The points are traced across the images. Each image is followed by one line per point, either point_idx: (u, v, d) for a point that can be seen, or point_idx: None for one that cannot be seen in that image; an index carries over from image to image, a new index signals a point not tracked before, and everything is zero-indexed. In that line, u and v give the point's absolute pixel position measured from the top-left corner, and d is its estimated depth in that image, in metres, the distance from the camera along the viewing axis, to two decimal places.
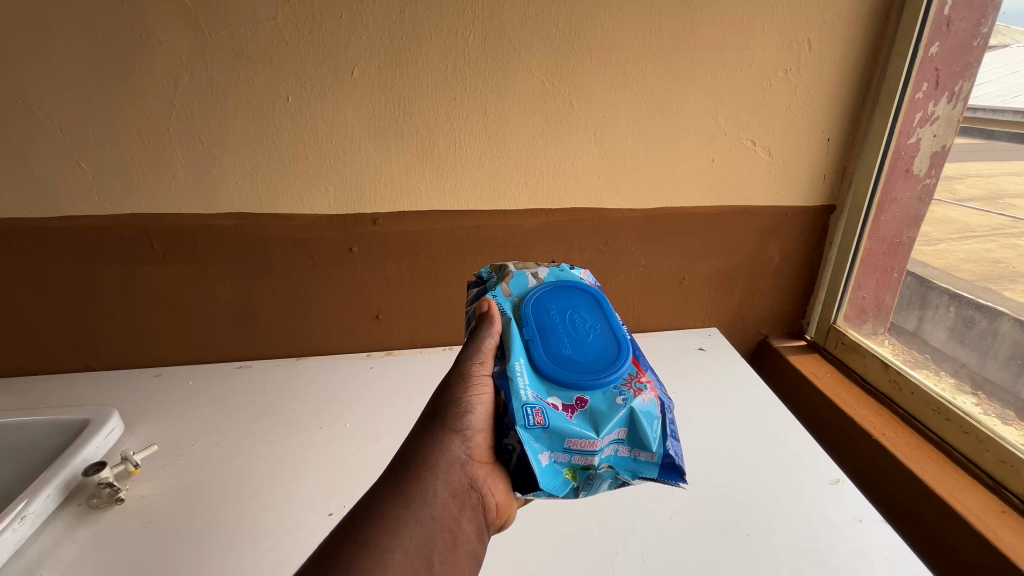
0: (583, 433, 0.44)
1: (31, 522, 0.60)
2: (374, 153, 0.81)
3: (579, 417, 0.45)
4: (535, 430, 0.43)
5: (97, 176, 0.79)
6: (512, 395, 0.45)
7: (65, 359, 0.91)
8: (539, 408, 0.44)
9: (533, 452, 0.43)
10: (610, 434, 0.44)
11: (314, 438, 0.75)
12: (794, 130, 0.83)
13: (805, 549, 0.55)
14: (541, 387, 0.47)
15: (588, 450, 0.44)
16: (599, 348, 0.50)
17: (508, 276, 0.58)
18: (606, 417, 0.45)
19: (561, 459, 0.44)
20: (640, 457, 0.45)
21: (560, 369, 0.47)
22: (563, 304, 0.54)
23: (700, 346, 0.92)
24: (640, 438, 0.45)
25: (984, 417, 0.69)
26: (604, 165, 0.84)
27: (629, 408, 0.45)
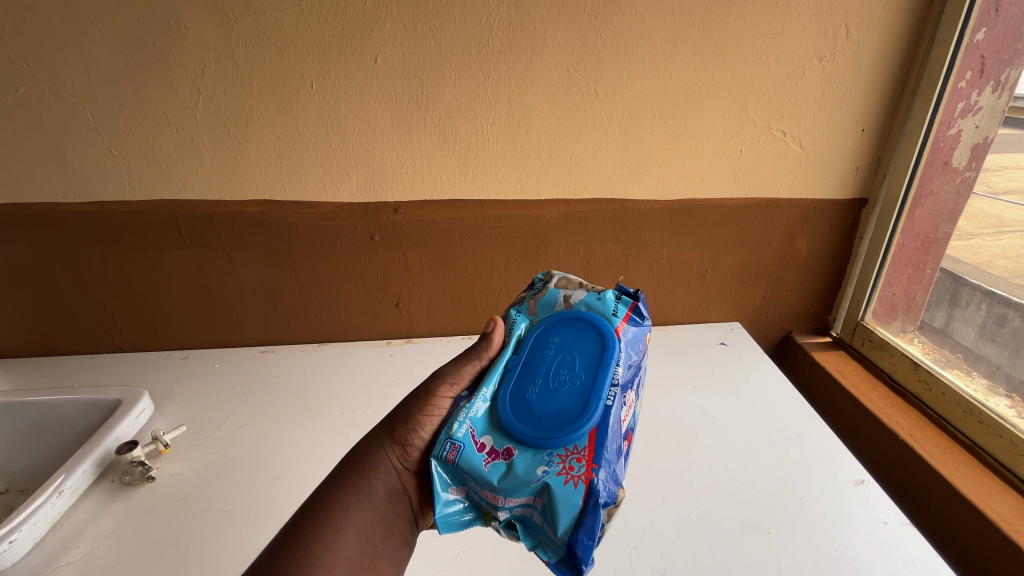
0: (490, 484, 0.43)
1: (68, 496, 0.62)
2: (396, 141, 0.81)
3: (495, 468, 0.44)
4: (449, 465, 0.44)
5: (127, 162, 0.81)
6: (449, 420, 0.46)
7: (97, 340, 0.94)
8: (459, 444, 0.44)
9: (440, 484, 0.44)
10: (518, 498, 0.42)
11: (335, 423, 0.76)
12: (826, 119, 0.81)
13: (828, 549, 0.54)
14: (483, 423, 0.46)
15: (492, 503, 0.43)
16: (564, 406, 0.46)
17: (542, 292, 0.56)
18: (521, 482, 0.43)
19: (471, 498, 0.44)
20: (546, 532, 0.42)
21: (510, 412, 0.47)
22: (570, 341, 0.51)
23: (722, 340, 0.91)
24: (550, 515, 0.41)
25: (1020, 421, 0.66)
26: (628, 155, 0.82)
27: (546, 481, 0.42)
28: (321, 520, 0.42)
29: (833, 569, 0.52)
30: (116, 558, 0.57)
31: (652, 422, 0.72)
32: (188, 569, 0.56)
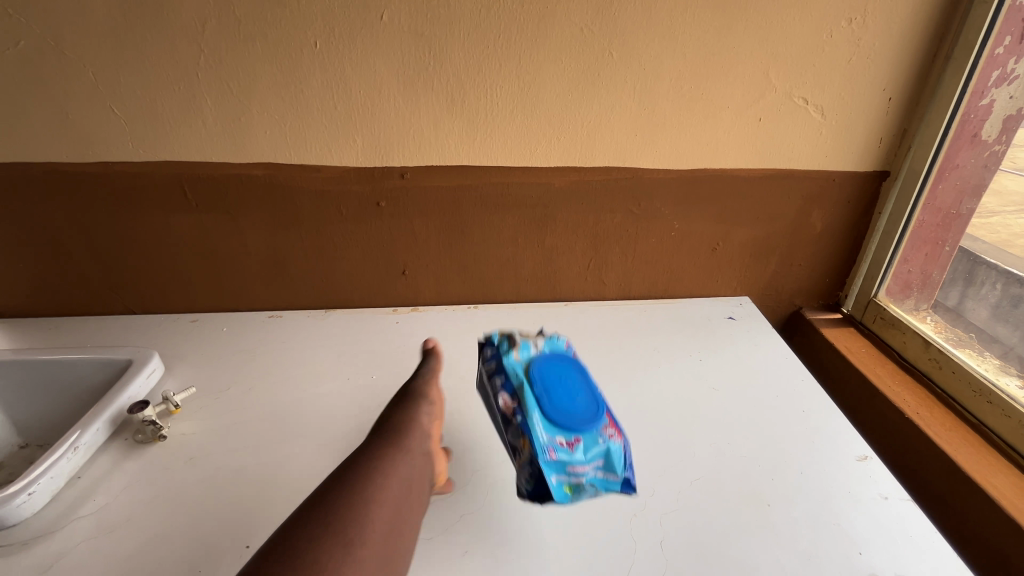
0: (579, 463, 0.54)
1: (84, 452, 0.64)
2: (402, 103, 0.78)
3: (579, 451, 0.54)
4: (547, 455, 0.53)
5: (130, 122, 0.79)
6: (530, 433, 0.54)
7: (107, 302, 0.94)
8: (554, 447, 0.54)
9: (548, 477, 0.52)
10: (593, 462, 0.54)
11: (342, 388, 0.77)
12: (852, 86, 0.77)
13: (827, 523, 0.54)
14: (547, 421, 0.55)
15: (578, 474, 0.53)
16: (584, 398, 0.58)
17: (515, 343, 0.62)
18: (593, 446, 0.55)
19: (562, 478, 0.53)
20: (613, 480, 0.55)
21: (562, 411, 0.56)
22: (558, 367, 0.61)
23: (730, 315, 0.90)
24: (611, 464, 0.55)
25: None
26: (642, 122, 0.80)
27: (607, 446, 0.55)
28: (355, 491, 0.47)
29: (830, 541, 0.53)
30: (132, 511, 0.59)
31: (656, 394, 0.72)
32: (201, 523, 0.58)
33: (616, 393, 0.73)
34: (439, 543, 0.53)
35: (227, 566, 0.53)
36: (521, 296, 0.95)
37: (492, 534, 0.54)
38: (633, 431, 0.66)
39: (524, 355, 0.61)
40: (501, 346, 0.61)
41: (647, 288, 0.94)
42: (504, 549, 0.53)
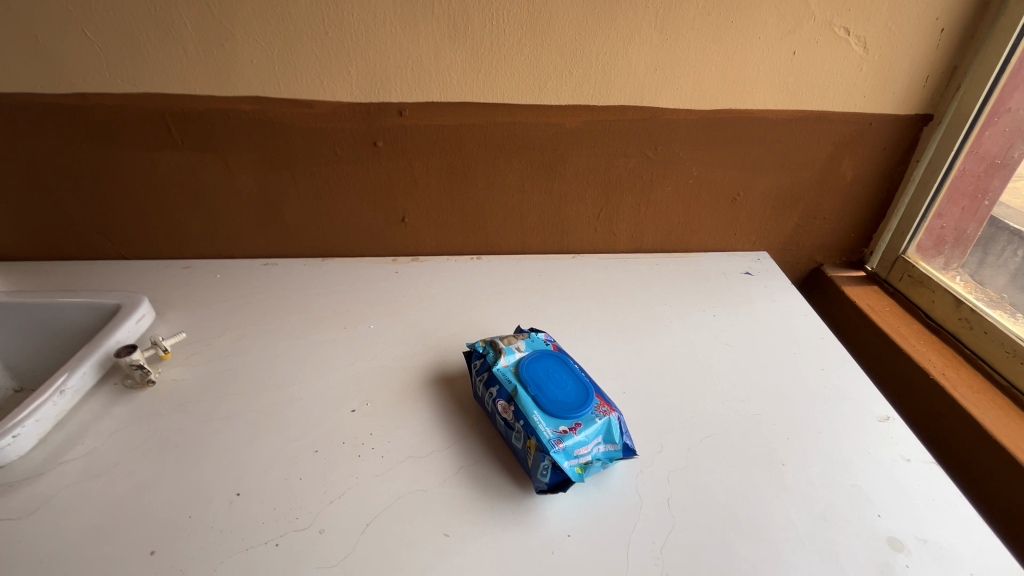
0: (584, 442, 0.50)
1: (70, 396, 0.62)
2: (399, 30, 0.71)
3: (583, 432, 0.50)
4: (553, 444, 0.49)
5: (105, 48, 0.73)
6: (534, 431, 0.50)
7: (96, 246, 0.91)
8: (558, 437, 0.49)
9: (561, 464, 0.48)
10: (595, 438, 0.51)
11: (338, 337, 0.74)
12: (901, 14, 0.69)
13: (844, 484, 0.52)
14: (547, 415, 0.51)
15: (583, 452, 0.50)
16: (574, 384, 0.55)
17: (500, 351, 0.58)
18: (591, 424, 0.51)
19: (571, 461, 0.49)
20: (616, 451, 0.51)
21: (558, 404, 0.52)
22: (546, 362, 0.57)
23: (746, 270, 0.85)
24: (611, 432, 0.51)
25: None
26: (663, 54, 0.72)
27: (606, 419, 0.52)
28: None
29: (848, 502, 0.50)
30: (121, 456, 0.57)
31: (667, 350, 0.69)
32: (192, 468, 0.55)
33: (624, 347, 0.69)
34: (436, 495, 0.51)
35: (216, 512, 0.51)
36: (526, 247, 0.91)
37: (491, 487, 0.52)
38: (641, 387, 0.63)
39: (510, 361, 0.57)
40: (487, 357, 0.58)
41: (659, 241, 0.89)
42: (504, 502, 0.51)
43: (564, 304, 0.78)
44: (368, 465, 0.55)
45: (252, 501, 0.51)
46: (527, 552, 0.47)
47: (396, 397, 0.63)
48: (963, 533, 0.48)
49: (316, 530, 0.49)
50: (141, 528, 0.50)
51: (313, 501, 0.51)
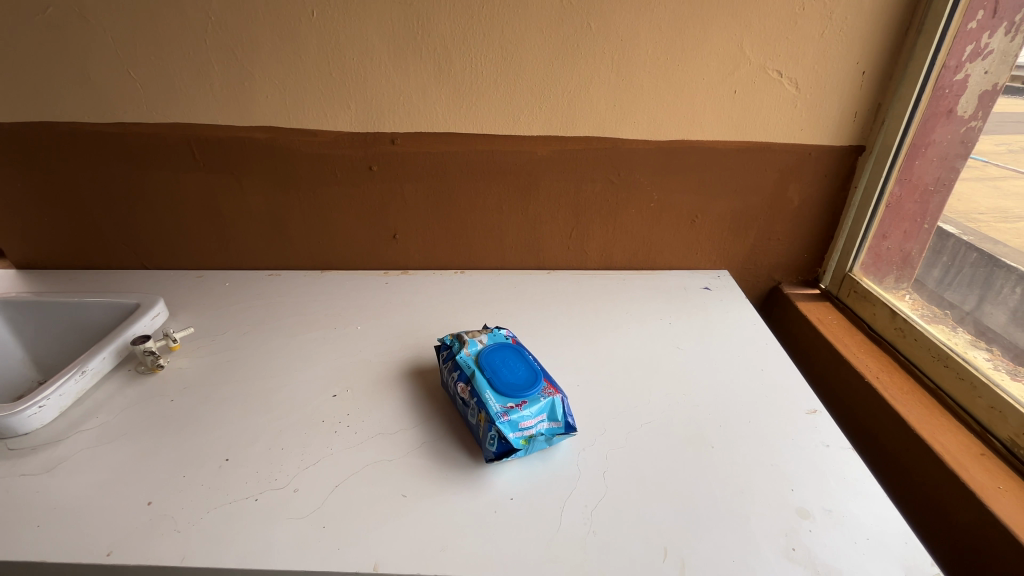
0: (528, 417, 0.57)
1: (90, 377, 0.70)
2: (392, 70, 0.83)
3: (528, 408, 0.57)
4: (500, 417, 0.56)
5: (144, 85, 0.86)
6: (484, 405, 0.57)
7: (125, 257, 1.03)
8: (504, 411, 0.57)
9: (504, 434, 0.55)
10: (539, 415, 0.57)
11: (327, 336, 0.82)
12: (825, 60, 0.79)
13: (765, 463, 0.57)
14: (498, 393, 0.58)
15: (526, 425, 0.56)
16: (525, 370, 0.62)
17: (465, 342, 0.66)
18: (537, 402, 0.58)
19: (515, 433, 0.56)
20: (557, 429, 0.58)
21: (509, 385, 0.59)
22: (504, 351, 0.64)
23: (706, 285, 0.93)
24: (554, 410, 0.58)
25: (992, 372, 0.66)
26: (620, 92, 0.83)
27: (551, 399, 0.59)
28: None
29: (765, 479, 0.55)
30: (128, 428, 0.65)
31: (622, 351, 0.76)
32: (189, 438, 0.63)
33: (583, 349, 0.76)
34: (398, 464, 0.58)
35: (206, 473, 0.58)
36: (506, 262, 0.99)
37: (448, 458, 0.59)
38: (595, 381, 0.70)
39: (471, 350, 0.65)
40: (452, 347, 0.66)
41: (627, 259, 0.97)
42: (458, 471, 0.57)
43: (534, 312, 0.86)
44: (342, 439, 0.62)
45: (239, 465, 0.59)
46: (473, 510, 0.53)
47: (375, 385, 0.70)
48: (867, 507, 0.52)
49: (291, 489, 0.55)
50: (140, 484, 0.57)
51: (291, 466, 0.58)
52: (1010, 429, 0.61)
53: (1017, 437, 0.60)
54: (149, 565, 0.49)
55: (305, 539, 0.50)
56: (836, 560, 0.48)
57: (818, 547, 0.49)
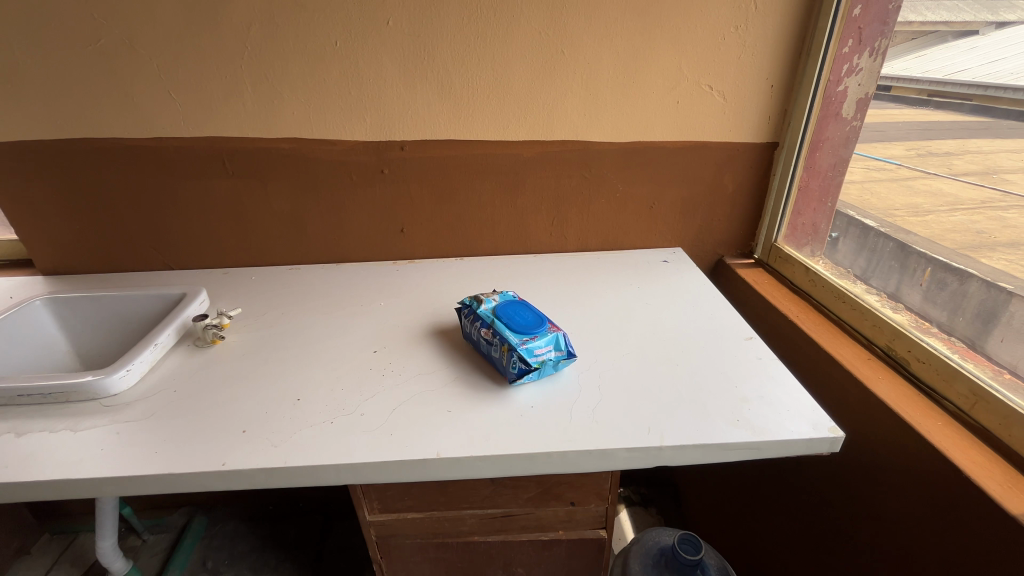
0: (540, 345, 0.74)
1: (161, 348, 0.83)
2: (402, 89, 1.00)
3: (539, 339, 0.75)
4: (519, 346, 0.73)
5: (183, 105, 1.00)
6: (505, 338, 0.74)
7: (153, 259, 1.14)
8: (521, 341, 0.74)
9: (524, 357, 0.72)
10: (548, 344, 0.75)
11: (356, 311, 0.97)
12: (743, 77, 1.02)
13: (717, 372, 0.77)
14: (514, 330, 0.76)
15: (539, 351, 0.74)
16: (533, 315, 0.79)
17: (482, 300, 0.83)
18: (545, 334, 0.75)
19: (531, 357, 0.73)
20: (562, 355, 0.75)
21: (522, 324, 0.77)
22: (514, 304, 0.82)
23: (664, 259, 1.13)
24: (558, 340, 0.76)
25: (880, 306, 0.88)
26: (588, 104, 1.03)
27: (555, 332, 0.76)
28: None
29: (717, 382, 0.75)
30: (204, 385, 0.78)
31: (603, 308, 0.95)
32: (260, 388, 0.76)
33: (573, 309, 0.94)
34: (438, 393, 0.74)
35: (284, 409, 0.72)
36: (499, 249, 1.17)
37: (479, 387, 0.75)
38: (585, 330, 0.88)
39: (488, 305, 0.82)
40: (471, 305, 0.82)
41: (600, 241, 1.17)
42: (489, 394, 0.73)
43: (529, 285, 1.04)
44: (390, 379, 0.77)
45: (310, 402, 0.73)
46: (504, 416, 0.69)
47: (407, 342, 0.86)
48: (789, 393, 0.72)
49: (358, 413, 0.70)
50: (231, 420, 0.70)
51: (354, 399, 0.73)
52: (885, 338, 0.83)
53: (890, 343, 0.82)
54: (260, 468, 0.63)
55: (379, 443, 0.65)
56: (767, 425, 0.67)
57: (755, 418, 0.68)
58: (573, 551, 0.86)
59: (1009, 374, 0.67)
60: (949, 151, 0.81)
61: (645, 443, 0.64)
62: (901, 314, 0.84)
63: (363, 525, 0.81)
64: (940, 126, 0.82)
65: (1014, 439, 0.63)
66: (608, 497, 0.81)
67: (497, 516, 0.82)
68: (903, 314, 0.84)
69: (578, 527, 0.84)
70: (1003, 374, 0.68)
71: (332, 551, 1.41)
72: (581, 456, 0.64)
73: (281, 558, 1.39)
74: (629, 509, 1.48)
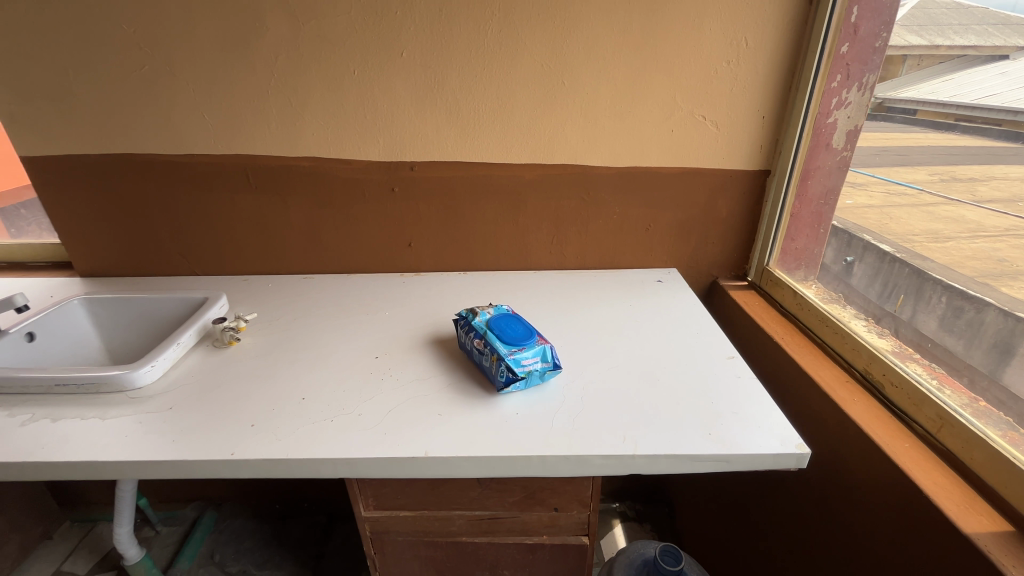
0: (528, 357, 0.79)
1: (183, 347, 0.90)
2: (414, 114, 1.08)
3: (527, 350, 0.80)
4: (507, 356, 0.78)
5: (215, 125, 1.09)
6: (495, 349, 0.79)
7: (180, 265, 1.23)
8: (510, 353, 0.79)
9: (512, 367, 0.77)
10: (535, 356, 0.80)
11: (363, 319, 1.03)
12: (736, 109, 1.07)
13: (696, 388, 0.81)
14: (505, 342, 0.81)
15: (526, 362, 0.79)
16: (524, 328, 0.84)
17: (477, 313, 0.88)
18: (533, 347, 0.81)
19: (519, 367, 0.78)
20: (548, 366, 0.80)
21: (513, 336, 0.82)
22: (506, 317, 0.87)
23: (659, 279, 1.18)
24: (546, 353, 0.81)
25: (867, 332, 0.91)
26: (587, 130, 1.09)
27: (543, 345, 0.81)
28: None
29: (695, 397, 0.79)
30: (219, 382, 0.85)
31: (595, 324, 0.99)
32: (270, 386, 0.83)
33: (566, 324, 0.99)
34: (432, 397, 0.79)
35: (290, 406, 0.78)
36: (501, 264, 1.23)
37: (471, 394, 0.80)
38: (576, 344, 0.93)
39: (482, 318, 0.87)
40: (467, 316, 0.88)
41: (597, 260, 1.22)
42: (479, 401, 0.78)
43: (526, 300, 1.09)
44: (389, 382, 0.83)
45: (315, 401, 0.79)
46: (492, 421, 0.74)
47: (407, 349, 0.92)
48: (763, 410, 0.76)
49: (357, 413, 0.76)
50: (242, 414, 0.77)
51: (354, 400, 0.79)
52: (863, 362, 0.86)
53: (867, 367, 0.85)
54: (265, 459, 0.69)
55: (374, 441, 0.71)
56: (738, 439, 0.71)
57: (727, 432, 0.72)
58: (557, 556, 0.90)
59: (983, 402, 0.70)
60: (930, 184, 0.85)
61: (621, 451, 0.69)
62: (886, 340, 0.87)
63: (358, 520, 0.86)
64: (927, 161, 0.87)
65: (975, 461, 0.66)
66: (590, 505, 0.84)
67: (484, 518, 0.86)
68: (888, 340, 0.87)
69: (562, 533, 0.88)
70: (978, 402, 0.71)
71: (334, 550, 1.47)
72: (560, 462, 0.69)
73: (285, 554, 1.45)
74: (624, 524, 1.50)
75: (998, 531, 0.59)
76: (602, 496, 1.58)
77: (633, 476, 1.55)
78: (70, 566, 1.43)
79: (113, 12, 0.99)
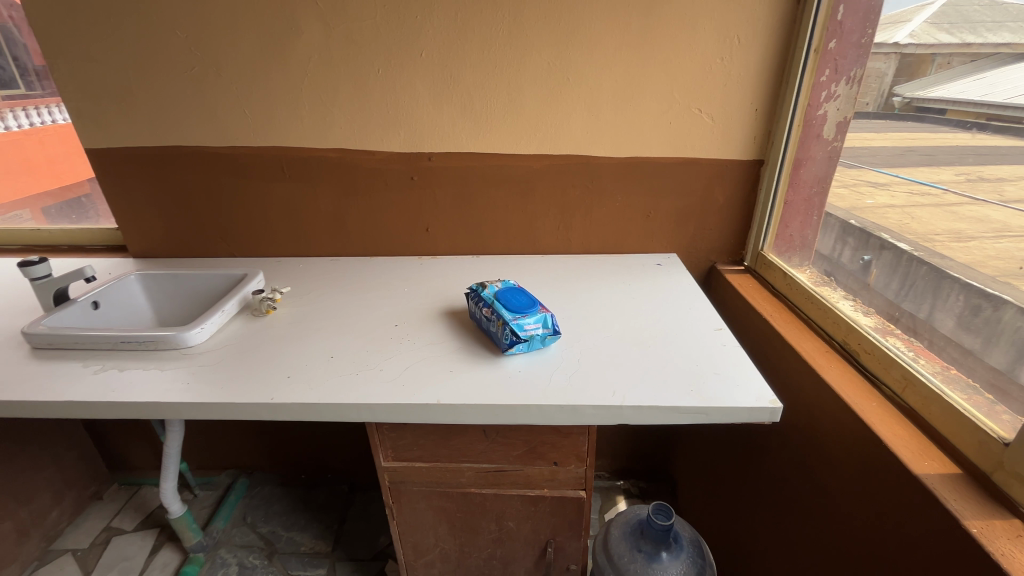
0: (531, 322, 0.89)
1: (227, 315, 1.02)
2: (432, 108, 1.18)
3: (530, 317, 0.89)
4: (511, 321, 0.88)
5: (254, 119, 1.21)
6: (501, 316, 0.89)
7: (221, 247, 1.36)
8: (515, 319, 0.88)
9: (515, 330, 0.87)
10: (537, 322, 0.89)
11: (384, 294, 1.14)
12: (731, 102, 1.14)
13: (683, 354, 0.89)
14: (510, 309, 0.90)
15: (529, 327, 0.88)
16: (528, 299, 0.93)
17: (486, 286, 0.98)
18: (535, 314, 0.90)
19: (522, 332, 0.87)
20: (548, 332, 0.89)
21: (518, 305, 0.91)
22: (512, 289, 0.96)
23: (658, 262, 1.26)
24: (547, 319, 0.90)
25: (854, 311, 0.95)
26: (591, 123, 1.18)
27: (545, 313, 0.91)
28: None
29: (681, 360, 0.87)
30: (259, 343, 0.96)
31: (595, 300, 1.08)
32: (303, 347, 0.94)
33: (568, 300, 1.08)
34: (446, 357, 0.90)
35: (321, 362, 0.89)
36: (511, 249, 1.32)
37: (478, 356, 0.90)
38: (576, 316, 1.02)
39: (491, 290, 0.96)
40: (477, 290, 0.98)
41: (601, 245, 1.31)
42: (485, 362, 0.88)
43: (533, 279, 1.18)
44: (407, 345, 0.93)
45: (341, 359, 0.90)
46: (495, 378, 0.84)
47: (423, 319, 1.02)
48: (744, 373, 0.84)
49: (379, 368, 0.87)
50: (280, 368, 0.88)
51: (377, 359, 0.89)
52: (842, 333, 0.93)
53: (846, 338, 0.92)
54: (301, 403, 0.80)
55: (393, 391, 0.81)
56: (717, 395, 0.79)
57: (708, 389, 0.80)
58: (557, 509, 0.99)
59: (954, 369, 0.75)
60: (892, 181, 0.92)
61: (610, 403, 0.78)
62: (869, 317, 0.92)
63: (379, 470, 0.97)
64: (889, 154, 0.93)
65: (933, 416, 0.73)
66: (586, 460, 0.93)
67: (491, 470, 0.95)
68: (872, 318, 0.91)
69: (561, 486, 0.97)
70: (949, 369, 0.75)
71: (355, 516, 1.58)
72: (555, 411, 0.78)
73: (310, 518, 1.57)
74: (627, 500, 1.58)
75: (946, 473, 0.66)
76: (608, 474, 1.65)
77: (638, 455, 1.62)
78: (119, 523, 1.57)
79: (170, 20, 1.13)
